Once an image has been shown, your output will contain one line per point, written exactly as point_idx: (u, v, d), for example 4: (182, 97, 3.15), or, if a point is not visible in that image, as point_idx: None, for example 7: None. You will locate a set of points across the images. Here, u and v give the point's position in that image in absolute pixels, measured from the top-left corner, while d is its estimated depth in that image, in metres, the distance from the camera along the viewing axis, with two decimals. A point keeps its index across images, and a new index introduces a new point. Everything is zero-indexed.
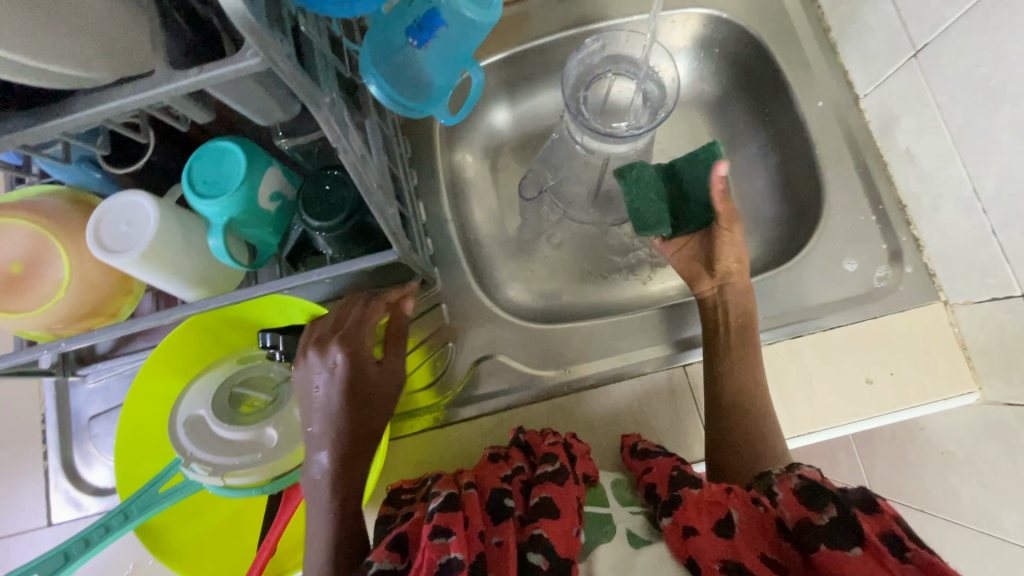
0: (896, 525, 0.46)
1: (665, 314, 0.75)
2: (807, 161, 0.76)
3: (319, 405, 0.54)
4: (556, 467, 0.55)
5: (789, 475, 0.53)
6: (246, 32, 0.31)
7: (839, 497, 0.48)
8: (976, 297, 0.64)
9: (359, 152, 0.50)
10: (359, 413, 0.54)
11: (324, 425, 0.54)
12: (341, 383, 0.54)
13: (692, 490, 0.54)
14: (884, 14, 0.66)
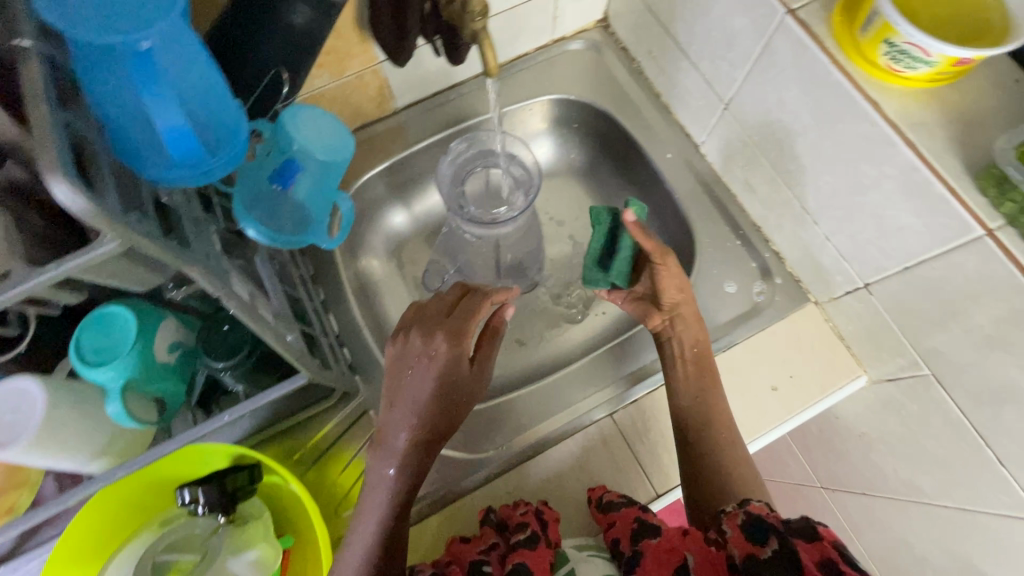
0: (833, 550, 0.48)
1: (594, 363, 0.79)
2: (672, 204, 0.86)
3: (407, 398, 0.59)
4: (527, 533, 0.57)
5: (735, 512, 0.55)
6: (97, 223, 0.33)
7: (780, 529, 0.51)
8: (835, 293, 0.73)
9: (247, 291, 0.51)
10: (446, 405, 0.59)
11: (402, 419, 0.58)
12: (439, 375, 0.59)
13: (651, 539, 0.55)
14: (694, 79, 0.78)
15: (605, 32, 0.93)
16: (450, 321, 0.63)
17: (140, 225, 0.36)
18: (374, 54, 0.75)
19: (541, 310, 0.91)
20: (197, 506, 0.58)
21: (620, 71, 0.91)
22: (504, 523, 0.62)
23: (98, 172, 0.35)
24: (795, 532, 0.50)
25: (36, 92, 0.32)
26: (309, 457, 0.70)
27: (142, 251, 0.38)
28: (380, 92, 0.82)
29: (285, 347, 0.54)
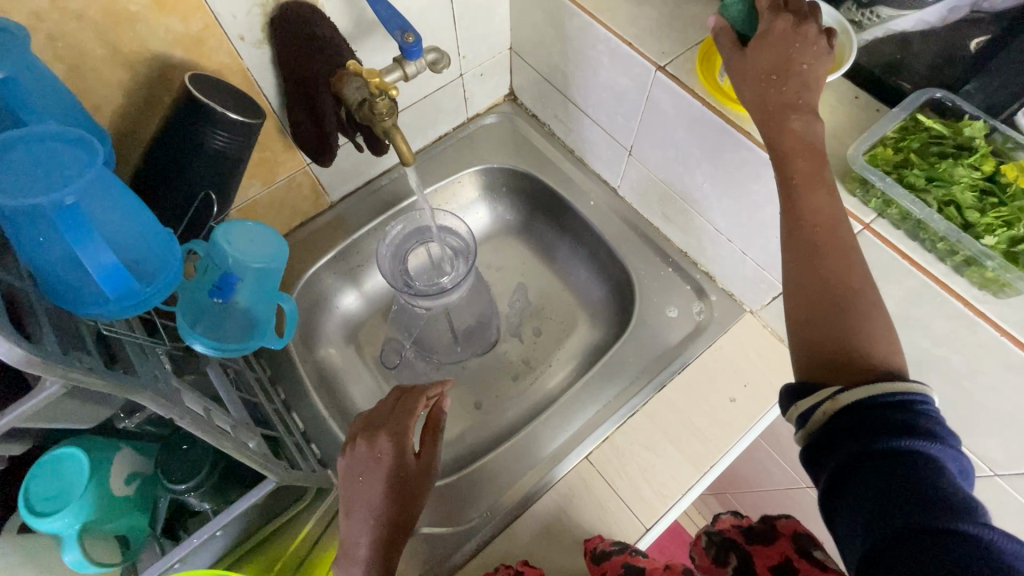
0: (786, 552, 0.56)
1: (595, 379, 0.80)
2: (605, 245, 0.92)
3: (357, 514, 0.59)
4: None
5: (700, 537, 0.64)
6: (37, 369, 0.34)
7: (741, 542, 0.60)
8: (764, 300, 0.78)
9: (202, 404, 0.52)
10: (397, 511, 0.59)
11: (356, 535, 0.58)
12: (383, 482, 0.60)
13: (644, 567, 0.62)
14: (598, 132, 0.86)
15: (514, 104, 1.02)
16: (387, 425, 0.64)
17: (81, 364, 0.37)
18: (301, 158, 0.79)
19: (504, 366, 0.92)
20: None
21: (534, 135, 0.99)
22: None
23: (36, 324, 0.37)
24: (753, 539, 0.60)
25: None
26: (292, 565, 0.67)
27: (86, 388, 0.39)
28: (314, 190, 0.87)
29: (246, 454, 0.53)
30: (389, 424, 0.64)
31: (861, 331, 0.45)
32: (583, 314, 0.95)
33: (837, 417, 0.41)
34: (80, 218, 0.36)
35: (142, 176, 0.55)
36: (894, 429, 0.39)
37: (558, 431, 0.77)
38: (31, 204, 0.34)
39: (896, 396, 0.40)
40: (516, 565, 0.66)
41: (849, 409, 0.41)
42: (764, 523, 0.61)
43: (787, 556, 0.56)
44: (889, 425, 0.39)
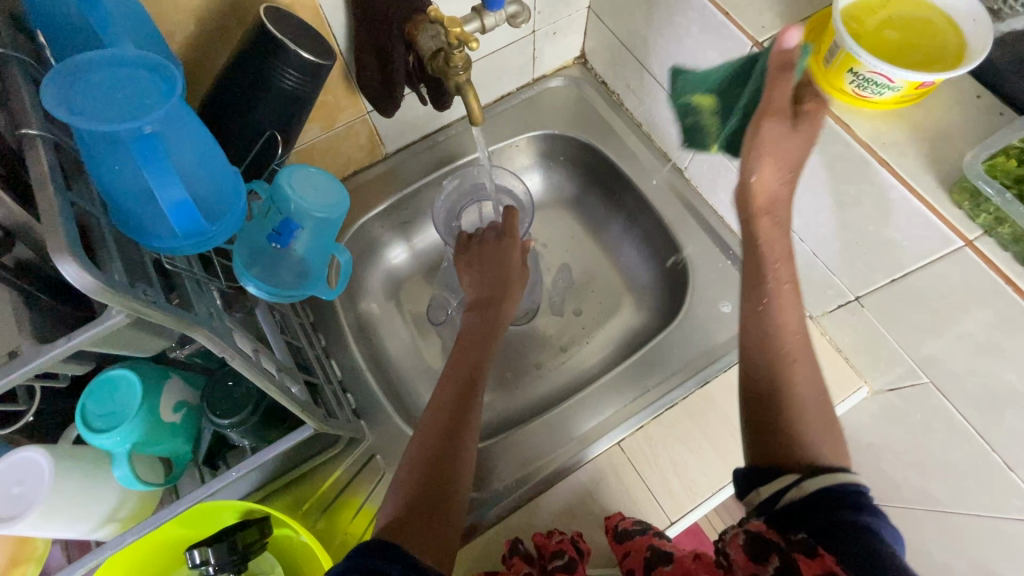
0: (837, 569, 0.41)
1: (632, 369, 0.78)
2: (662, 228, 0.88)
3: (433, 410, 0.63)
4: (565, 559, 0.61)
5: (735, 531, 0.49)
6: (105, 297, 0.34)
7: (781, 546, 0.45)
8: (828, 307, 0.73)
9: (252, 345, 0.52)
10: (465, 404, 0.63)
11: (427, 426, 0.61)
12: (459, 376, 0.66)
13: (664, 567, 0.56)
14: (672, 108, 0.81)
15: (584, 68, 0.96)
16: (491, 298, 0.74)
17: (146, 296, 0.37)
18: (362, 106, 0.77)
19: (542, 341, 0.91)
20: (207, 568, 0.56)
21: (600, 103, 0.94)
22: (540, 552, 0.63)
23: (106, 252, 0.36)
24: (798, 548, 0.44)
25: (43, 179, 0.34)
26: (320, 504, 0.71)
27: (147, 320, 0.39)
28: (371, 139, 0.85)
29: (289, 398, 0.54)
30: (473, 336, 0.71)
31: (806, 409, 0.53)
32: (628, 297, 0.92)
33: (799, 501, 0.47)
34: (157, 147, 0.35)
35: (209, 110, 0.54)
36: (850, 508, 0.44)
37: (592, 412, 0.76)
38: (111, 129, 0.33)
39: (845, 484, 0.46)
40: (569, 532, 0.67)
41: (810, 495, 0.46)
42: (808, 532, 0.45)
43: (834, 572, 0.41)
44: (849, 507, 0.44)
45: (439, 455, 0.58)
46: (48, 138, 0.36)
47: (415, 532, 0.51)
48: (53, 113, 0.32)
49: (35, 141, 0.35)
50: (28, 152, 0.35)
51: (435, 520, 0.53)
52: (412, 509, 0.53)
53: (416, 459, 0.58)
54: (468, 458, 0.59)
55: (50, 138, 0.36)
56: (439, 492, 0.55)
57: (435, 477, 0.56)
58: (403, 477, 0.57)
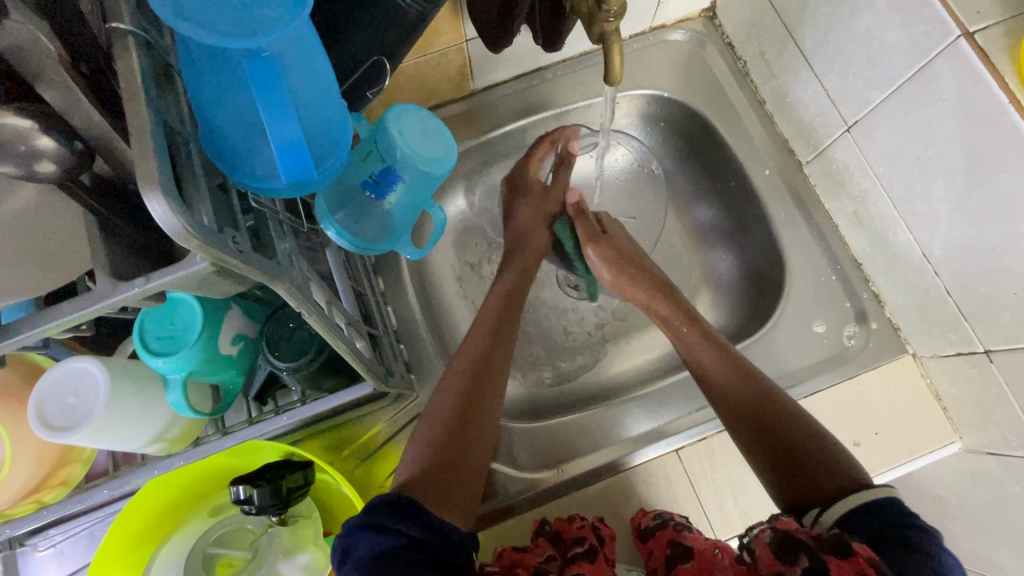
0: (871, 571, 0.40)
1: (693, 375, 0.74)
2: (763, 225, 0.78)
3: (453, 371, 0.59)
4: (585, 547, 0.57)
5: (761, 528, 0.47)
6: (192, 246, 0.29)
7: (811, 545, 0.43)
8: (941, 351, 0.66)
9: (325, 297, 0.47)
10: (485, 368, 0.59)
11: (446, 391, 0.57)
12: (482, 339, 0.62)
13: (680, 563, 0.52)
14: (814, 90, 0.70)
15: (710, 22, 0.84)
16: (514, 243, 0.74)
17: (234, 245, 0.32)
18: (463, 32, 0.68)
19: (605, 322, 0.85)
20: (249, 507, 0.55)
21: (721, 70, 0.82)
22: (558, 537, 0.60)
23: (195, 188, 0.31)
24: (827, 547, 0.43)
25: (134, 91, 0.28)
26: (360, 453, 0.69)
27: (230, 271, 0.34)
28: (462, 72, 0.76)
29: (355, 357, 0.50)
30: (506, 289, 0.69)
31: (816, 453, 0.52)
32: (705, 293, 0.85)
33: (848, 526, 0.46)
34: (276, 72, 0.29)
35: None
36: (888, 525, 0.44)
37: (650, 415, 0.72)
38: (225, 46, 0.26)
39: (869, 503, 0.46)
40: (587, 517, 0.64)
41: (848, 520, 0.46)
42: (838, 532, 0.44)
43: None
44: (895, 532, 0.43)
45: (456, 418, 0.54)
46: (139, 37, 0.29)
47: (438, 492, 0.49)
48: (154, 13, 0.25)
49: (126, 40, 0.28)
50: (119, 53, 0.28)
51: (458, 480, 0.51)
52: (432, 466, 0.51)
53: (434, 417, 0.55)
54: (487, 426, 0.56)
55: (142, 37, 0.29)
56: (458, 462, 0.52)
57: (455, 440, 0.53)
58: (418, 434, 0.55)
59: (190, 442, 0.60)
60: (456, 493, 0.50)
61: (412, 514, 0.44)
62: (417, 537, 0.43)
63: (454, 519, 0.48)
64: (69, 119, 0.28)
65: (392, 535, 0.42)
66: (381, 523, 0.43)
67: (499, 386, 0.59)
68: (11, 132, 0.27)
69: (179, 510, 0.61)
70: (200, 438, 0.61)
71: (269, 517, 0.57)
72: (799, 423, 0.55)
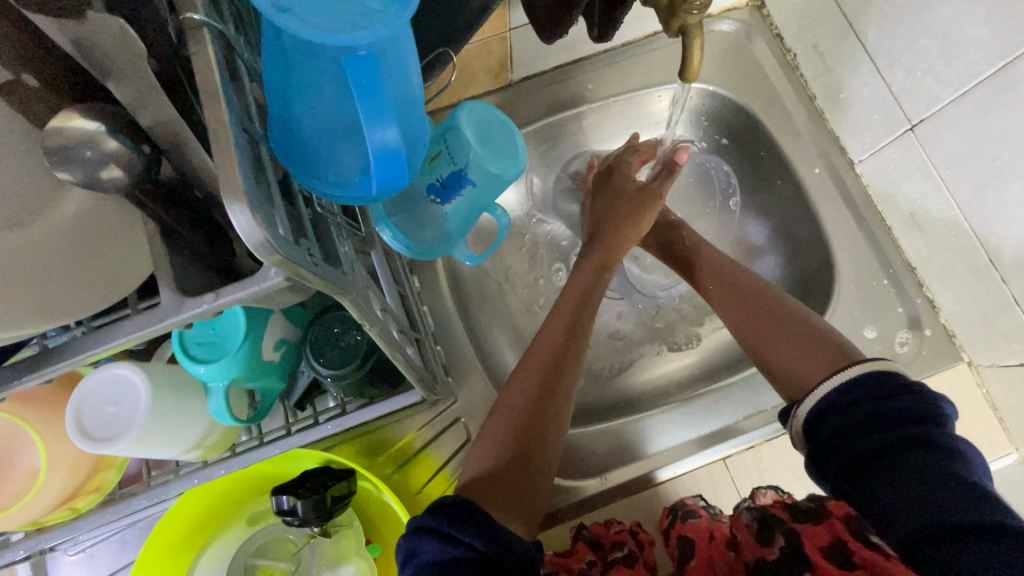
0: (841, 529, 0.46)
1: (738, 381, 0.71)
2: (811, 225, 0.75)
3: (527, 363, 0.55)
4: (624, 551, 0.54)
5: (742, 513, 0.53)
6: (271, 261, 0.26)
7: (785, 518, 0.49)
8: (1003, 360, 0.63)
9: (378, 304, 0.45)
10: (562, 364, 0.54)
11: (516, 386, 0.53)
12: (560, 330, 0.57)
13: (690, 562, 0.53)
14: (874, 85, 0.66)
15: (757, 10, 0.79)
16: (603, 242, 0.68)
17: (310, 258, 0.30)
18: (508, 19, 0.65)
19: (643, 324, 0.82)
20: (292, 519, 0.53)
21: (769, 61, 0.79)
22: (597, 541, 0.56)
23: (270, 197, 0.28)
24: (801, 518, 0.48)
25: (212, 90, 0.25)
26: (399, 458, 0.67)
27: (301, 284, 0.31)
28: (501, 61, 0.73)
29: (407, 366, 0.48)
30: (586, 275, 0.64)
31: (806, 345, 0.53)
32: None
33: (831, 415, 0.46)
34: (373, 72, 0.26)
35: None
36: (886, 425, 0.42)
37: (697, 422, 0.68)
38: (321, 42, 0.23)
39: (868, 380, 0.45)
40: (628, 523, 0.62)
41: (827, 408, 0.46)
42: (810, 501, 0.50)
43: (841, 538, 0.45)
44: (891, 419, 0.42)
45: (528, 419, 0.50)
46: (214, 28, 0.26)
47: (504, 501, 0.45)
48: (258, 9, 0.23)
49: (201, 32, 0.26)
50: (193, 47, 0.26)
51: (527, 488, 0.47)
52: (500, 470, 0.47)
53: (505, 415, 0.51)
54: (558, 428, 0.52)
55: (216, 28, 0.27)
56: (526, 466, 0.48)
57: (523, 443, 0.49)
58: (487, 431, 0.51)
59: (228, 449, 0.57)
60: (521, 502, 0.46)
61: (477, 523, 0.40)
62: (482, 550, 0.39)
63: (516, 526, 0.44)
64: (138, 119, 0.26)
65: (455, 546, 0.38)
66: (445, 531, 0.39)
67: (574, 384, 0.55)
68: (77, 135, 0.25)
69: (215, 519, 0.59)
70: (236, 445, 0.59)
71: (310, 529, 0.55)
72: (787, 319, 0.56)
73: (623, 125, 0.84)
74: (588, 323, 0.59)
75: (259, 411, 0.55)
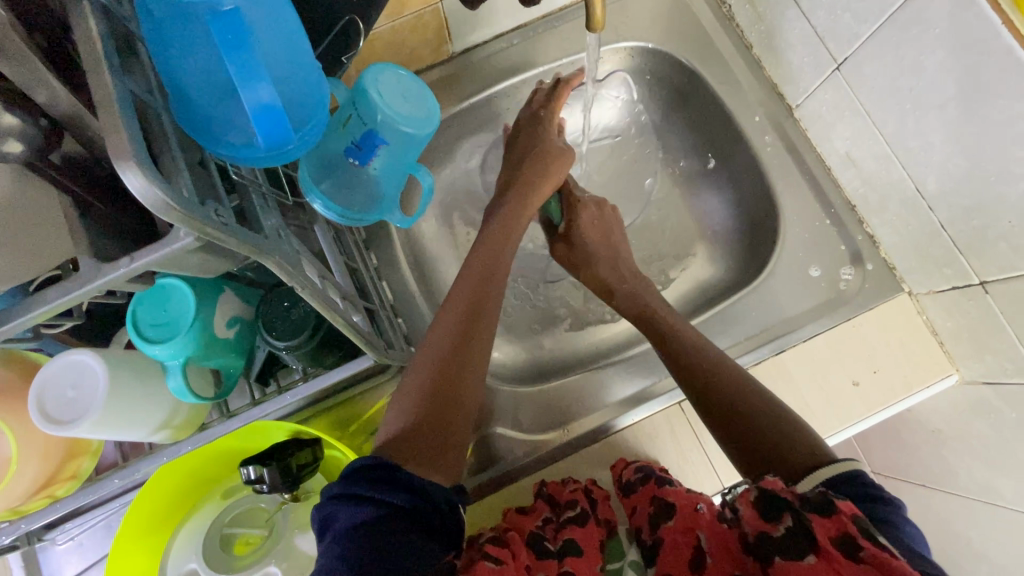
0: (852, 528, 0.38)
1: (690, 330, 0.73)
2: (756, 172, 0.77)
3: (442, 318, 0.56)
4: (577, 510, 0.52)
5: (746, 489, 0.45)
6: (172, 219, 0.28)
7: (794, 504, 0.41)
8: (937, 286, 0.66)
9: (313, 269, 0.46)
10: (475, 316, 0.56)
11: (435, 335, 0.55)
12: (472, 282, 0.59)
13: (666, 523, 0.48)
14: (800, 30, 0.68)
15: None
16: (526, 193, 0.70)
17: (217, 217, 0.31)
18: None
19: None
20: (261, 486, 0.55)
21: (706, 16, 0.80)
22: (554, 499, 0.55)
23: (172, 162, 0.30)
24: (811, 505, 0.41)
25: (95, 63, 0.27)
26: (369, 427, 0.69)
27: (217, 245, 0.33)
28: (439, 34, 0.74)
29: (353, 330, 0.50)
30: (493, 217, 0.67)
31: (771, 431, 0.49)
32: (700, 246, 0.84)
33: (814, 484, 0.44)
34: (241, 28, 0.28)
35: None
36: (848, 484, 0.43)
37: (651, 370, 0.73)
38: None
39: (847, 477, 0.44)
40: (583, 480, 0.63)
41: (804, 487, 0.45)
42: (822, 490, 0.42)
43: (851, 534, 0.38)
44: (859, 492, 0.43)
45: (444, 366, 0.52)
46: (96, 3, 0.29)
47: (421, 452, 0.46)
48: None
49: (83, 9, 0.28)
50: (77, 23, 0.28)
51: (446, 437, 0.48)
52: (416, 423, 0.48)
53: (421, 371, 0.52)
54: (478, 371, 0.53)
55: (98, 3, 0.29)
56: (444, 415, 0.49)
57: (439, 389, 0.50)
58: (407, 384, 0.52)
59: (197, 428, 0.60)
60: (439, 451, 0.47)
61: (394, 479, 0.41)
62: (402, 505, 0.40)
63: (433, 475, 0.45)
64: None
65: (371, 505, 0.39)
66: (358, 493, 0.40)
67: (491, 332, 0.56)
68: None
69: (192, 495, 0.61)
70: (206, 423, 0.61)
71: (281, 495, 0.57)
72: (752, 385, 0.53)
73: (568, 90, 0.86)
74: (500, 284, 0.60)
75: (223, 389, 0.57)
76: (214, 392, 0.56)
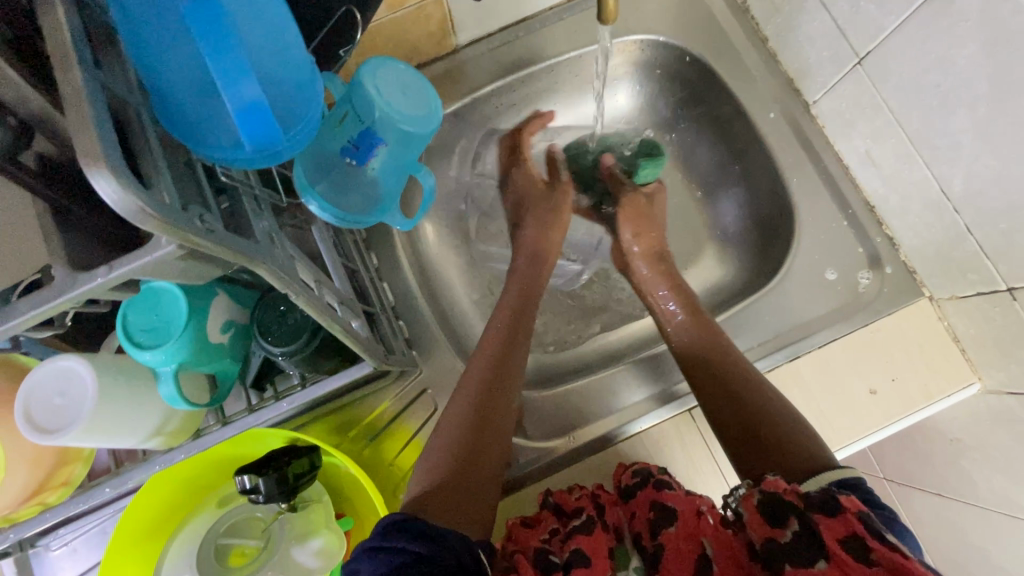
0: (859, 527, 0.39)
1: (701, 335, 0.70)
2: (770, 170, 0.75)
3: (468, 376, 0.57)
4: (583, 518, 0.49)
5: (749, 489, 0.45)
6: (151, 227, 0.26)
7: (798, 508, 0.42)
8: (960, 292, 0.63)
9: (308, 273, 0.44)
10: (501, 377, 0.57)
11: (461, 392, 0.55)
12: (497, 342, 0.60)
13: (667, 528, 0.45)
14: (819, 22, 0.65)
15: None
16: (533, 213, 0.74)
17: (201, 223, 0.29)
18: None
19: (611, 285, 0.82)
20: (257, 496, 0.53)
21: (720, 8, 0.77)
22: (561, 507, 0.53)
23: (152, 163, 0.28)
24: (812, 505, 0.41)
25: (64, 56, 0.25)
26: (367, 433, 0.67)
27: (202, 252, 0.31)
28: (442, 27, 0.71)
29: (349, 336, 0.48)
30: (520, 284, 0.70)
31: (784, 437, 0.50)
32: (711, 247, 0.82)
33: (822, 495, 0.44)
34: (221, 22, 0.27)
35: None
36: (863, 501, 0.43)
37: (659, 376, 0.70)
38: None
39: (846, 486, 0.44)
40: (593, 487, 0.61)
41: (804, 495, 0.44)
42: (823, 489, 0.43)
43: (858, 533, 0.39)
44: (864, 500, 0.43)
45: (472, 423, 0.52)
46: None
47: (452, 507, 0.46)
48: None
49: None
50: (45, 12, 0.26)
51: (468, 498, 0.47)
52: (446, 480, 0.48)
53: (447, 429, 0.52)
54: (504, 428, 0.54)
55: None
56: (471, 468, 0.49)
57: (468, 445, 0.51)
58: (433, 441, 0.52)
59: (190, 436, 0.58)
60: (469, 506, 0.47)
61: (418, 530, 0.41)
62: (422, 551, 0.40)
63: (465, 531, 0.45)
64: None
65: (393, 553, 0.39)
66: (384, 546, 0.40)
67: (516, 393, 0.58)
68: None
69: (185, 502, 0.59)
70: (200, 429, 0.59)
71: (278, 505, 0.56)
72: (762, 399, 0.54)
73: (576, 85, 0.83)
74: (522, 344, 0.61)
75: (218, 394, 0.55)
76: (207, 398, 0.55)
